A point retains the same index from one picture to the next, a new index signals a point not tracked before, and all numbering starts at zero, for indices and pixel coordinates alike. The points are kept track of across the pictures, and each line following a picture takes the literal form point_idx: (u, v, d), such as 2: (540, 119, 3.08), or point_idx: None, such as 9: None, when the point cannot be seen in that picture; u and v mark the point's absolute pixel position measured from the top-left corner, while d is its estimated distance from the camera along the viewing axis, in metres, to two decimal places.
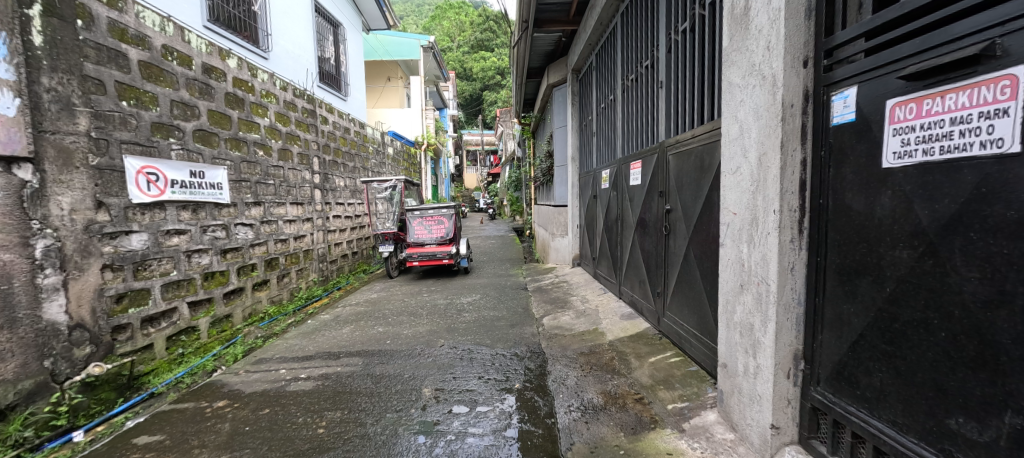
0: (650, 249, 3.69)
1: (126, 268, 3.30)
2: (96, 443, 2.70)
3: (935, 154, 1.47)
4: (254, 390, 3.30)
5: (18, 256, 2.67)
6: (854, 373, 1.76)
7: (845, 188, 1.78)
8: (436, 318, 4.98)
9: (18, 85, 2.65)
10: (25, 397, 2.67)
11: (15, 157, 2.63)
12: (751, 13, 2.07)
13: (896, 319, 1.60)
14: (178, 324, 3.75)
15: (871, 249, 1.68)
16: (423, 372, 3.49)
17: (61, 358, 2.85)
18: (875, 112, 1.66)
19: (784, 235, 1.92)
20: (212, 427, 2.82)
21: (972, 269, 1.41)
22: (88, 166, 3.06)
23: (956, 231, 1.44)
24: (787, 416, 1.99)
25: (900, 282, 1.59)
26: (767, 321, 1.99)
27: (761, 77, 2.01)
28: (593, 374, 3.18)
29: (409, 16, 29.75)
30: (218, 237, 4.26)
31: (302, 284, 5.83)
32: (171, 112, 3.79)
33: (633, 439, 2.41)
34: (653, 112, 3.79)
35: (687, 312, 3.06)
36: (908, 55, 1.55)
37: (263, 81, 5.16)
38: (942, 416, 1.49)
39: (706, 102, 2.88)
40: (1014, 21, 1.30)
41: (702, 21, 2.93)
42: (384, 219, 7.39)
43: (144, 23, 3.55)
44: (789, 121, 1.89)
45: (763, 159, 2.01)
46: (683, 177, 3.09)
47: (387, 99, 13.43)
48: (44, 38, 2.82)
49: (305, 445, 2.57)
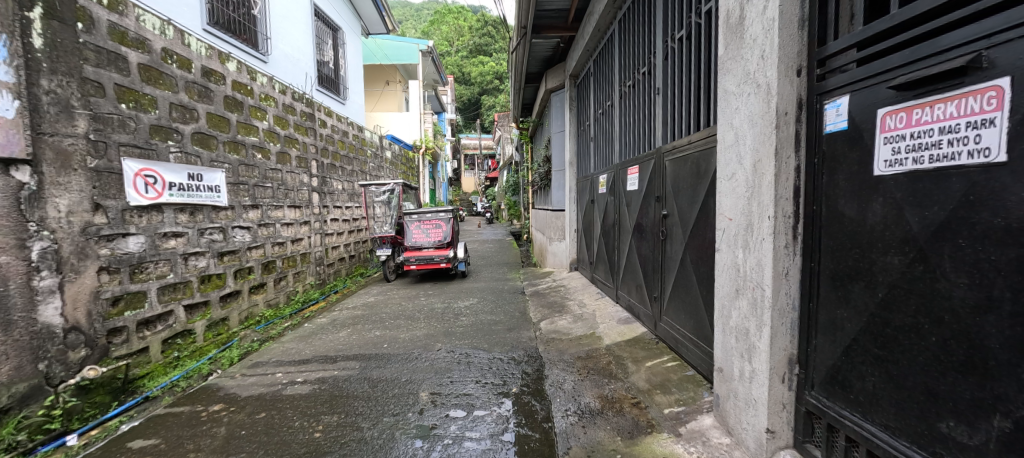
0: (647, 253, 3.71)
1: (123, 270, 3.30)
2: (90, 448, 2.69)
3: (924, 162, 1.50)
4: (251, 393, 3.30)
5: (15, 258, 2.66)
6: (847, 377, 1.78)
7: (838, 195, 1.81)
8: (434, 322, 4.98)
9: (18, 87, 2.66)
10: (18, 401, 2.64)
11: (14, 158, 2.63)
12: (745, 22, 2.10)
13: (888, 324, 1.62)
14: (175, 327, 3.75)
15: (863, 255, 1.71)
16: (420, 375, 3.49)
17: (56, 361, 2.83)
18: (866, 120, 1.69)
19: (778, 241, 1.94)
20: (208, 431, 2.81)
21: (960, 275, 1.43)
22: (87, 168, 3.07)
23: (945, 237, 1.47)
24: (782, 420, 2.01)
25: (891, 287, 1.61)
26: (762, 325, 2.01)
27: (755, 86, 2.04)
28: (590, 379, 3.19)
29: (409, 20, 29.92)
30: (215, 240, 4.26)
31: (300, 287, 5.83)
32: (171, 114, 3.80)
33: (630, 443, 2.42)
34: (650, 119, 3.83)
35: (684, 317, 3.07)
36: (897, 66, 1.58)
37: (263, 84, 5.20)
38: (932, 420, 1.51)
39: (703, 109, 2.91)
40: (1000, 33, 1.33)
41: (699, 28, 2.97)
42: (382, 222, 7.29)
43: (145, 26, 3.57)
44: (783, 129, 1.93)
45: (757, 166, 2.03)
46: (680, 183, 3.12)
47: (386, 103, 13.49)
48: (45, 40, 2.83)
49: (302, 449, 2.57)
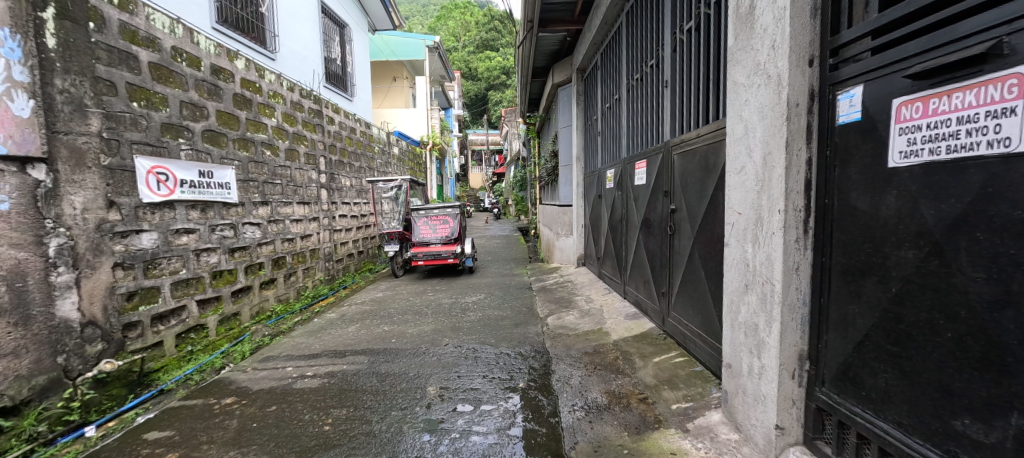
0: (654, 249, 3.70)
1: (136, 266, 3.36)
2: (107, 439, 2.77)
3: (941, 153, 1.46)
4: (262, 387, 3.34)
5: (33, 254, 2.71)
6: (859, 374, 1.75)
7: (851, 188, 1.77)
8: (441, 317, 5.00)
9: (32, 86, 2.70)
10: (39, 393, 2.70)
11: (29, 157, 2.68)
12: (756, 12, 2.06)
13: (901, 319, 1.59)
14: (187, 322, 3.80)
15: (875, 249, 1.68)
16: (428, 370, 3.51)
17: (74, 354, 2.89)
18: (881, 111, 1.65)
19: (788, 235, 1.91)
20: (221, 424, 2.86)
21: (978, 269, 1.40)
22: (99, 166, 3.12)
23: (962, 231, 1.43)
24: (792, 416, 1.98)
25: (905, 282, 1.58)
26: (772, 320, 1.98)
27: (766, 77, 2.00)
28: (598, 374, 3.18)
29: (414, 16, 29.95)
30: (226, 236, 4.31)
31: (309, 283, 5.88)
32: (181, 113, 3.85)
33: (636, 439, 2.41)
34: (659, 112, 3.77)
35: (692, 312, 3.05)
36: (914, 55, 1.54)
37: (271, 81, 5.22)
38: (947, 417, 1.48)
39: (711, 101, 2.87)
40: (1021, 19, 1.29)
41: (708, 19, 2.92)
42: (389, 218, 7.47)
43: (154, 25, 3.60)
44: (794, 121, 1.89)
45: (768, 159, 2.00)
46: (688, 177, 3.08)
47: (392, 100, 13.55)
48: (58, 41, 2.87)
49: (311, 442, 2.60)
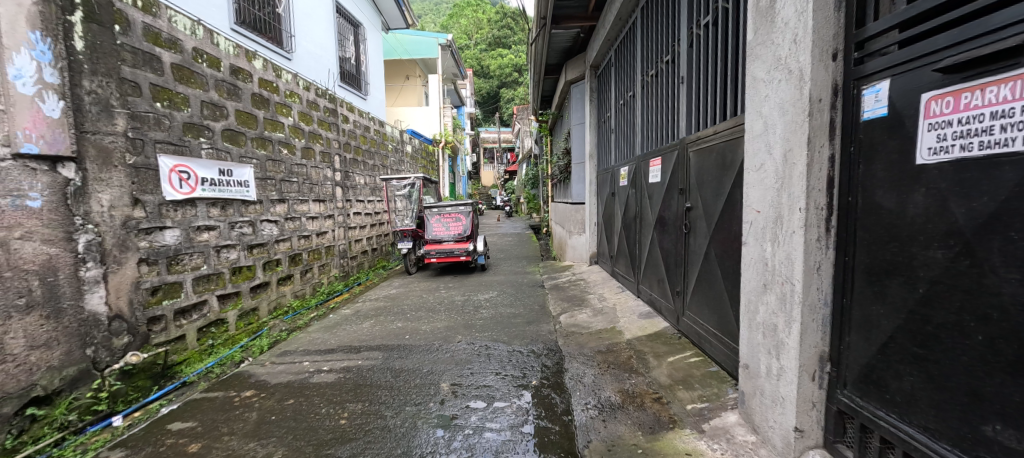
0: (669, 247, 3.65)
1: (160, 262, 3.46)
2: (134, 428, 2.86)
3: (973, 149, 1.41)
4: (280, 381, 3.42)
5: (63, 250, 2.81)
6: (883, 377, 1.70)
7: (876, 186, 1.71)
8: (454, 314, 5.03)
9: (62, 88, 2.80)
10: (69, 383, 2.81)
11: (59, 156, 2.78)
12: (777, 6, 2.01)
13: (929, 321, 1.54)
14: (208, 316, 3.91)
15: (901, 249, 1.62)
16: (441, 367, 3.53)
17: (102, 347, 2.99)
18: (908, 106, 1.59)
19: (810, 233, 1.86)
20: (241, 416, 2.93)
21: (1011, 270, 1.34)
22: (125, 165, 3.22)
23: (995, 230, 1.38)
24: (812, 419, 1.94)
25: (934, 283, 1.53)
26: (791, 321, 1.93)
27: (787, 72, 1.95)
28: (611, 373, 3.16)
29: (428, 14, 30.05)
30: (245, 233, 4.41)
31: (324, 279, 5.98)
32: (202, 112, 3.95)
33: (651, 439, 2.39)
34: (674, 109, 3.71)
35: (707, 312, 3.00)
36: (945, 47, 1.48)
37: (287, 81, 5.31)
38: (977, 422, 1.43)
39: (729, 97, 2.81)
40: None
41: (726, 13, 2.86)
42: (402, 216, 7.40)
43: (176, 27, 3.69)
44: (817, 117, 1.83)
45: (788, 156, 1.95)
46: (704, 174, 3.03)
47: (405, 99, 13.65)
48: (85, 43, 2.97)
49: (328, 435, 2.65)
